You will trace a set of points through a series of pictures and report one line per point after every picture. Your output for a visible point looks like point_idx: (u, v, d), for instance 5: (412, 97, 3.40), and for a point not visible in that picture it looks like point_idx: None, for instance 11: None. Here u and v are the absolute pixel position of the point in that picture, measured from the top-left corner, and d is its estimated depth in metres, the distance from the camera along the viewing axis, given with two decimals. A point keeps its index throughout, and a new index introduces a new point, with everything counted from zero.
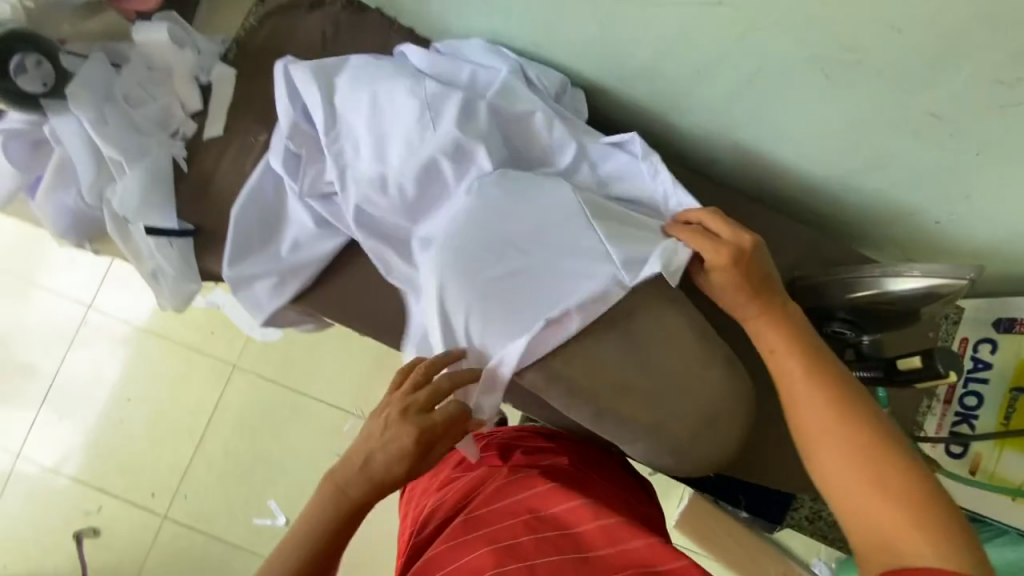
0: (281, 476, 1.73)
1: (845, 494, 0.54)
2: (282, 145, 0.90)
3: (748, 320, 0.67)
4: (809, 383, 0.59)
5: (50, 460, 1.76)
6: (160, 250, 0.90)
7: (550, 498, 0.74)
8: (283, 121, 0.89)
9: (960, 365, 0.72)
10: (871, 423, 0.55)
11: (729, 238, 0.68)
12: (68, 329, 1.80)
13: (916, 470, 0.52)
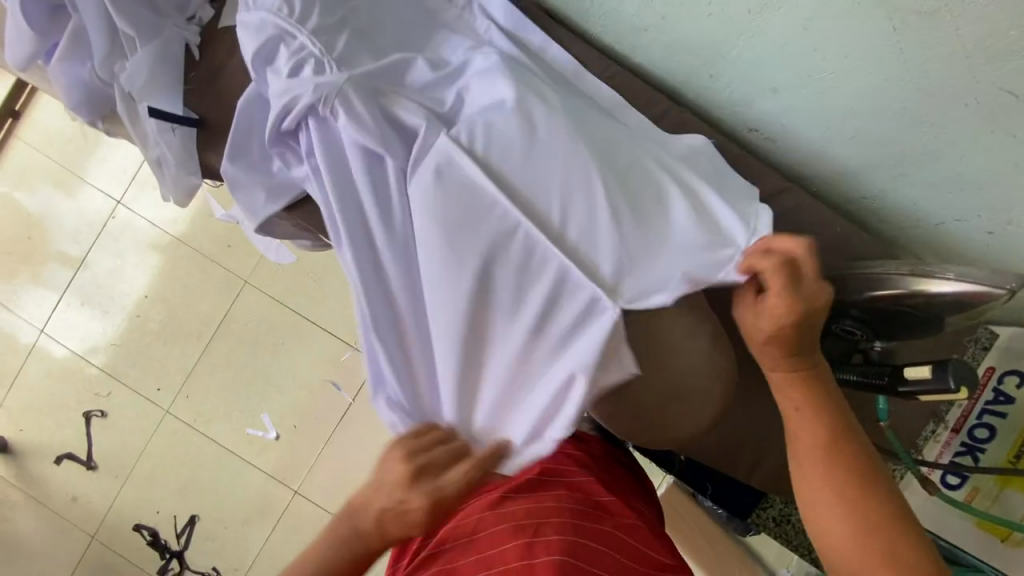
0: (278, 393, 1.80)
1: (815, 510, 0.58)
2: (267, 52, 0.80)
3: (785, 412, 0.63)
4: (838, 511, 0.56)
5: (71, 343, 1.85)
6: (161, 135, 0.89)
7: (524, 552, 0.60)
8: (285, 30, 0.79)
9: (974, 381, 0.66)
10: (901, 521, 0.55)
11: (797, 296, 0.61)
12: (98, 220, 1.87)
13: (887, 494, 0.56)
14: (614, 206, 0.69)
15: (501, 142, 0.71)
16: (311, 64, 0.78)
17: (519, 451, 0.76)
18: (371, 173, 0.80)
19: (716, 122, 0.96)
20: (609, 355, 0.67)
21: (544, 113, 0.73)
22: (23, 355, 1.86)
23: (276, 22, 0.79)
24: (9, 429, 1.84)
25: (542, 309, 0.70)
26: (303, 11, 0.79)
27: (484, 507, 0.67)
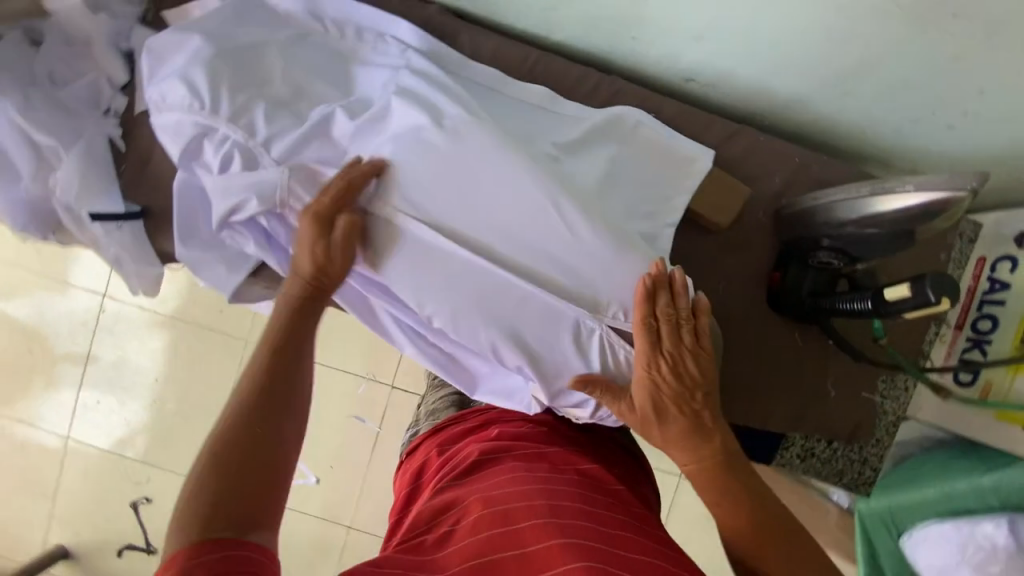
0: (305, 439, 1.83)
1: (756, 546, 0.63)
2: (192, 146, 0.78)
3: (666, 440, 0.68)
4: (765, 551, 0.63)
5: (99, 441, 1.89)
6: (110, 235, 0.88)
7: (515, 537, 0.64)
8: (205, 125, 0.76)
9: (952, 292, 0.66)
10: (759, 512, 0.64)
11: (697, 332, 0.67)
12: (89, 318, 1.89)
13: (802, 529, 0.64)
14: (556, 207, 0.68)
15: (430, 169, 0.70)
16: (239, 152, 0.76)
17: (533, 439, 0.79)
18: None
19: (652, 80, 0.93)
20: (602, 354, 0.70)
21: (465, 123, 0.71)
22: (56, 463, 1.90)
23: (193, 120, 0.76)
24: (65, 536, 1.89)
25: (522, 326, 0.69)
26: (213, 98, 0.75)
27: (497, 486, 0.70)
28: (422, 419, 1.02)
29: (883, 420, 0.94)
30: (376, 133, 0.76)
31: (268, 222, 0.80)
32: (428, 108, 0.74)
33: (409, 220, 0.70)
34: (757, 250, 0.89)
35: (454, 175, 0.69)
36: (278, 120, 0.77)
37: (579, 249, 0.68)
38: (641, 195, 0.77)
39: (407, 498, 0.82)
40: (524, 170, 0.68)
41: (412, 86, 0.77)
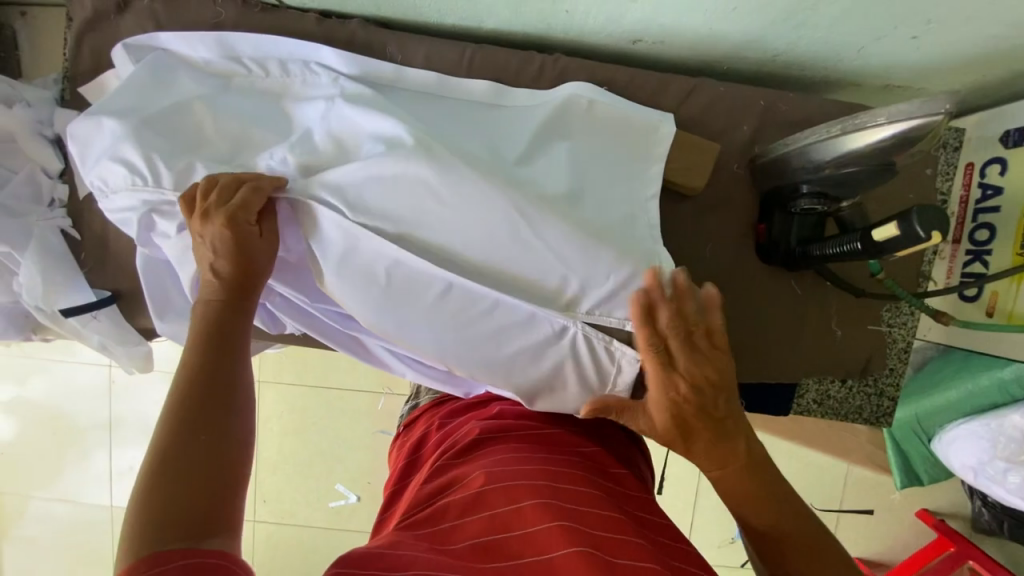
0: (338, 463, 1.86)
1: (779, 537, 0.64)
2: (143, 221, 0.73)
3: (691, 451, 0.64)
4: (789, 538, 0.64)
5: None
6: (88, 326, 0.87)
7: (516, 517, 0.63)
8: (152, 200, 0.72)
9: (942, 222, 0.64)
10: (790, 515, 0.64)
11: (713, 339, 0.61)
12: (102, 391, 1.90)
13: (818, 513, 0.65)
14: (513, 212, 0.63)
15: (376, 199, 0.65)
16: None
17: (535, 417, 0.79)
18: (292, 280, 0.77)
19: (597, 49, 0.88)
20: (590, 354, 0.65)
21: (401, 142, 0.66)
22: (107, 534, 1.95)
23: (139, 197, 0.72)
24: None
25: (511, 343, 0.66)
26: (152, 169, 0.71)
27: (500, 464, 0.70)
28: (423, 391, 1.02)
29: (894, 349, 0.93)
30: (316, 169, 0.71)
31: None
32: (374, 136, 0.69)
33: (370, 249, 0.65)
34: (741, 205, 0.85)
35: (417, 202, 0.64)
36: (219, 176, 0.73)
37: (549, 253, 0.64)
38: (613, 179, 0.73)
39: (402, 473, 0.83)
40: (484, 186, 0.64)
41: (346, 113, 0.73)
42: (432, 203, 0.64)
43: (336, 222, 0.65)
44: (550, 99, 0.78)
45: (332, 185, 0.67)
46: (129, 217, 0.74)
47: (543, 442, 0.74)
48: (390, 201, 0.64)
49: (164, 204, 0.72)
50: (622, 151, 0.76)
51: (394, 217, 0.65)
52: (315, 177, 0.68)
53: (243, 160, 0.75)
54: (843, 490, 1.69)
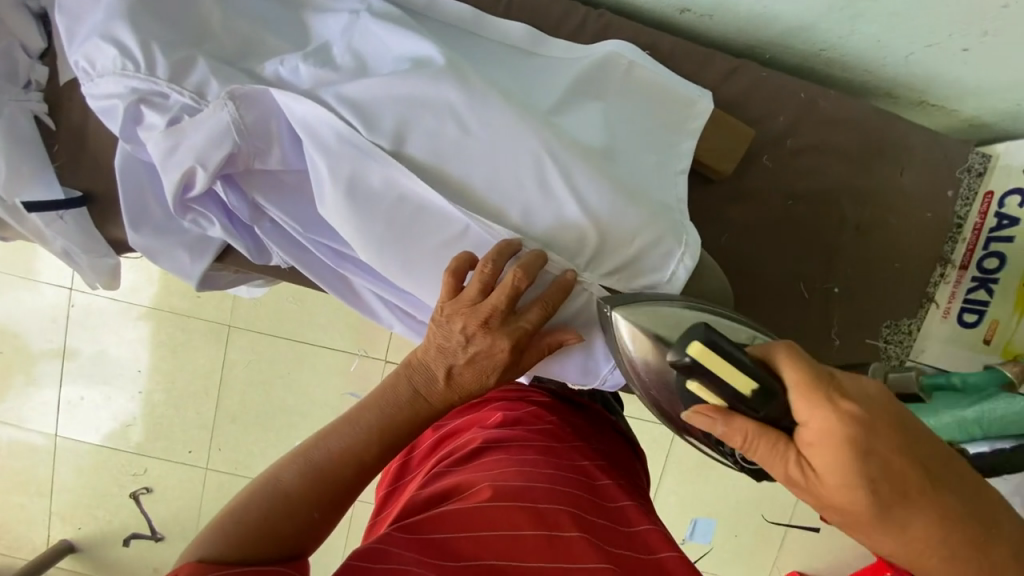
0: (302, 419, 1.80)
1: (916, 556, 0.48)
2: (129, 113, 0.66)
3: (890, 506, 0.46)
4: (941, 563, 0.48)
5: (88, 436, 1.84)
6: (52, 226, 0.79)
7: (517, 543, 0.64)
8: (142, 89, 0.65)
9: (715, 338, 0.55)
10: (992, 560, 0.48)
11: (857, 398, 0.47)
12: (59, 313, 1.79)
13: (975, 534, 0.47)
14: (542, 157, 0.59)
15: (394, 123, 0.60)
16: (187, 116, 0.65)
17: (536, 431, 0.82)
18: (291, 206, 0.72)
19: (643, 13, 0.84)
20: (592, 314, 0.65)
21: (429, 64, 0.61)
22: (48, 462, 1.85)
23: (127, 85, 0.65)
24: (68, 530, 1.88)
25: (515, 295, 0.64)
26: (148, 57, 0.65)
27: (502, 478, 0.71)
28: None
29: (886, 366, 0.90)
30: (330, 81, 0.65)
31: (225, 194, 0.71)
32: (401, 58, 0.64)
33: (379, 173, 0.60)
34: (762, 197, 0.83)
35: (437, 129, 0.60)
36: (221, 75, 0.66)
37: (573, 208, 0.60)
38: (644, 146, 0.70)
39: (397, 474, 0.86)
40: (514, 125, 0.60)
41: (372, 30, 0.67)
42: (453, 132, 0.60)
43: (342, 139, 0.60)
44: (589, 53, 0.74)
45: (342, 100, 0.61)
46: (113, 106, 0.66)
47: (544, 459, 0.76)
48: (406, 124, 0.60)
49: (153, 97, 0.65)
50: (657, 119, 0.73)
51: (412, 143, 0.60)
52: (332, 89, 0.63)
53: (254, 65, 0.68)
54: (794, 507, 1.73)
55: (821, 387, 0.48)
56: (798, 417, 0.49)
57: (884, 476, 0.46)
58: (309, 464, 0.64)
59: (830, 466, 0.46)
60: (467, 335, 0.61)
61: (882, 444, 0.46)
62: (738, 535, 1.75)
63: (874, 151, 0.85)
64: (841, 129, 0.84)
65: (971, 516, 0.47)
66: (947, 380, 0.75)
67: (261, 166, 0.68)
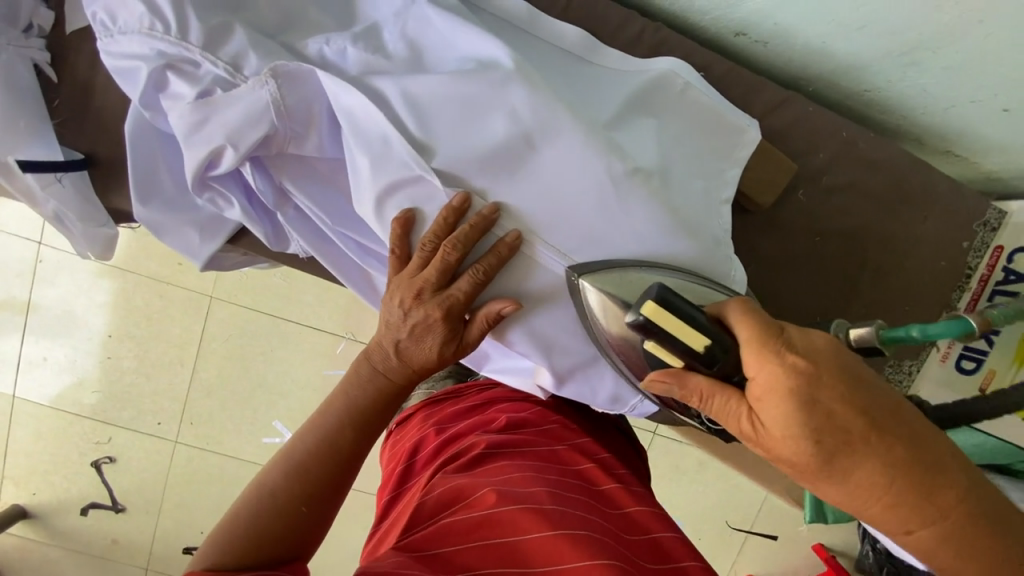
0: (281, 398, 1.75)
1: (863, 510, 0.45)
2: (153, 77, 0.60)
3: (834, 454, 0.44)
4: (888, 518, 0.45)
5: (49, 399, 1.74)
6: (46, 189, 0.72)
7: (529, 553, 0.63)
8: (170, 54, 0.59)
9: (667, 295, 0.54)
10: (949, 508, 0.43)
11: (803, 350, 0.46)
12: (25, 267, 1.66)
13: (933, 491, 0.43)
14: (601, 180, 0.60)
15: (458, 132, 0.59)
16: (219, 90, 0.60)
17: (542, 431, 0.80)
18: (322, 198, 0.67)
19: (696, 30, 0.83)
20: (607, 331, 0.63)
21: (494, 71, 0.59)
22: (3, 423, 1.74)
23: (154, 47, 0.59)
24: (21, 495, 1.78)
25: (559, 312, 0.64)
26: (179, 19, 0.59)
27: (510, 484, 0.70)
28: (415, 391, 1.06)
29: None
30: (382, 71, 0.61)
31: (251, 176, 0.66)
32: (462, 57, 0.62)
33: (425, 179, 0.59)
34: (789, 229, 0.84)
35: (497, 136, 0.59)
36: (260, 48, 0.61)
37: (627, 233, 0.61)
38: (693, 172, 0.68)
39: (400, 477, 0.81)
40: (575, 143, 0.59)
41: (430, 20, 0.63)
42: (513, 145, 0.59)
43: (393, 143, 0.59)
44: (645, 68, 0.71)
45: (402, 102, 0.59)
46: (135, 69, 0.60)
47: (551, 464, 0.75)
48: (466, 128, 0.59)
49: (181, 65, 0.60)
50: (707, 145, 0.72)
51: (471, 152, 0.59)
52: (387, 83, 0.60)
53: (296, 41, 0.63)
54: (756, 516, 1.79)
55: (768, 337, 0.47)
56: (746, 371, 0.48)
57: (826, 423, 0.44)
58: (289, 458, 0.64)
59: (775, 417, 0.45)
60: (405, 310, 0.62)
61: (826, 392, 0.44)
62: (702, 538, 1.80)
63: (901, 197, 0.86)
64: (873, 171, 0.85)
65: (922, 460, 0.43)
66: (905, 333, 0.59)
67: (295, 151, 0.64)
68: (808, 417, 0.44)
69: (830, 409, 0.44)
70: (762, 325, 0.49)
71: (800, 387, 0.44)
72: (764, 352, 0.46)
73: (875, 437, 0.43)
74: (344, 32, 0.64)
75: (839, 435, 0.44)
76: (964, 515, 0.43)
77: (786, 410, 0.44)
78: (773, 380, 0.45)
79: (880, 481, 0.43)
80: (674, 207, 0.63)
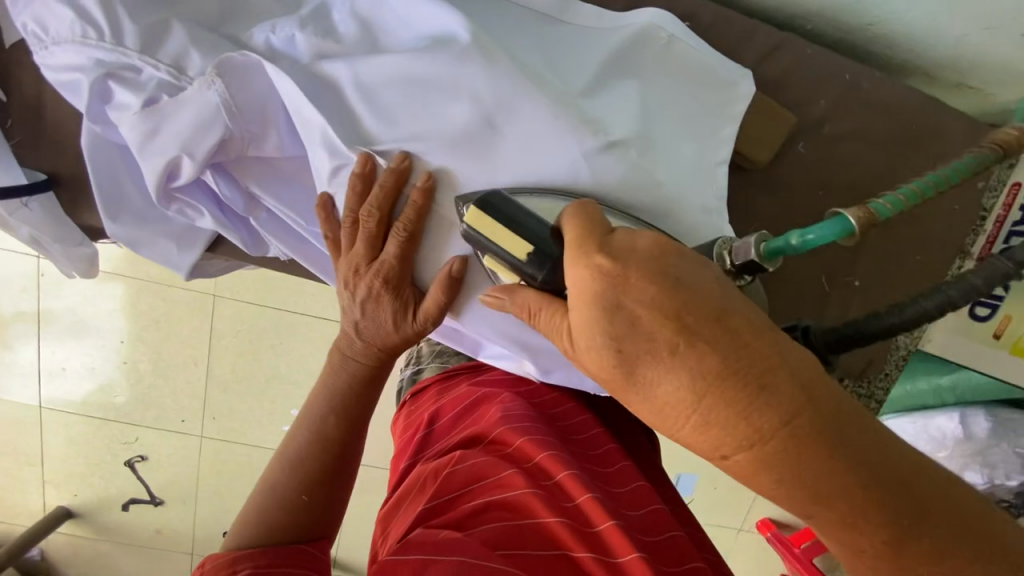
0: (296, 388, 1.78)
1: (690, 437, 0.38)
2: (95, 89, 0.57)
3: (644, 368, 0.38)
4: (706, 445, 0.37)
5: (74, 408, 1.79)
6: (15, 215, 0.70)
7: (546, 531, 0.64)
8: (109, 62, 0.56)
9: (497, 204, 0.50)
10: (776, 428, 0.36)
11: (620, 252, 0.40)
12: (28, 282, 1.67)
13: (744, 408, 0.36)
14: (576, 157, 0.56)
15: (420, 118, 0.55)
16: (165, 96, 0.56)
17: (560, 416, 0.79)
18: (292, 199, 0.65)
19: None
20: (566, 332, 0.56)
21: (453, 46, 0.54)
22: (34, 433, 1.80)
23: (91, 56, 0.56)
24: (64, 497, 1.87)
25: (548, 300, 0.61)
26: (112, 23, 0.55)
27: (529, 469, 0.70)
28: (426, 358, 1.01)
29: (894, 355, 0.92)
30: (335, 57, 0.57)
31: (215, 183, 0.63)
32: (419, 33, 0.57)
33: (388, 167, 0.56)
34: (790, 185, 0.80)
35: (460, 119, 0.55)
36: (203, 45, 0.56)
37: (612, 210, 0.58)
38: (681, 135, 0.64)
39: (417, 446, 0.82)
40: (548, 119, 0.55)
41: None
42: (475, 126, 0.55)
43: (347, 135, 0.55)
44: (622, 24, 0.65)
45: (355, 90, 0.55)
46: (76, 82, 0.57)
47: (569, 448, 0.74)
48: (426, 114, 0.55)
49: (121, 72, 0.56)
50: (695, 104, 0.67)
51: (434, 138, 0.55)
52: (337, 71, 0.55)
53: (241, 32, 0.59)
54: None
55: (598, 240, 0.41)
56: (568, 283, 0.42)
57: (630, 330, 0.38)
58: (296, 452, 0.66)
59: (584, 326, 0.40)
60: (350, 288, 0.62)
61: (637, 298, 0.38)
62: (718, 488, 1.81)
63: (910, 139, 0.81)
64: (879, 114, 0.79)
65: (739, 374, 0.36)
66: (785, 242, 0.49)
67: (256, 154, 0.61)
68: (617, 322, 0.38)
69: (645, 315, 0.37)
70: (599, 230, 0.42)
71: (609, 290, 0.39)
72: (591, 256, 0.40)
73: (677, 343, 0.37)
74: (291, 16, 0.59)
75: (653, 345, 0.37)
76: (765, 436, 0.36)
77: (596, 319, 0.39)
78: (587, 287, 0.40)
79: (699, 396, 0.36)
80: (660, 177, 0.59)
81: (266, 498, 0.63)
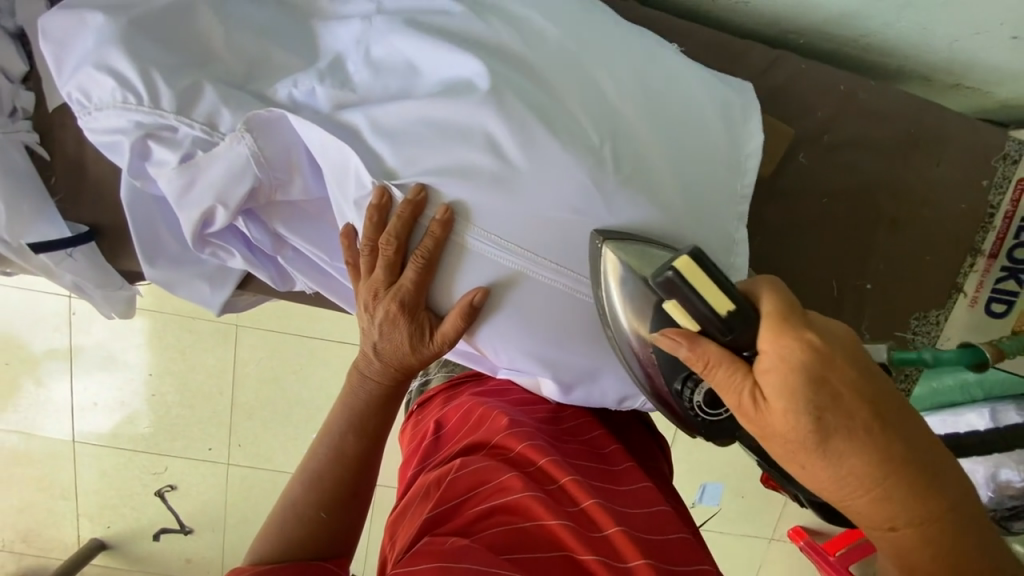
0: (319, 413, 1.82)
1: (859, 502, 0.45)
2: (136, 148, 0.62)
3: (843, 442, 0.43)
4: (871, 509, 0.45)
5: (106, 441, 1.85)
6: (61, 265, 0.75)
7: (547, 535, 0.64)
8: (147, 123, 0.60)
9: (702, 255, 0.51)
10: (931, 503, 0.44)
11: (824, 334, 0.45)
12: (61, 321, 1.75)
13: (915, 484, 0.44)
14: (581, 183, 0.59)
15: (432, 155, 0.59)
16: (199, 151, 0.61)
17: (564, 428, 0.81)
18: (315, 237, 0.69)
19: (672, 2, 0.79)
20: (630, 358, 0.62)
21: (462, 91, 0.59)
22: (68, 467, 1.86)
23: (131, 119, 0.60)
24: (98, 529, 1.91)
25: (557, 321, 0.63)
26: (149, 88, 0.59)
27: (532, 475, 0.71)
28: (433, 368, 1.05)
29: (912, 356, 0.91)
30: (352, 105, 0.61)
31: (247, 228, 0.68)
32: (430, 79, 0.61)
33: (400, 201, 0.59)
34: (793, 195, 0.81)
35: (471, 154, 0.59)
36: (232, 102, 0.61)
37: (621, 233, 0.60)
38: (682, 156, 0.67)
39: (426, 452, 0.84)
40: (555, 151, 0.59)
41: (394, 45, 0.63)
42: (485, 161, 0.59)
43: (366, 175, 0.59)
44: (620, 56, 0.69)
45: (371, 133, 0.59)
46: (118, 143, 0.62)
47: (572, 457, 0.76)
48: (439, 151, 0.59)
49: (159, 132, 0.61)
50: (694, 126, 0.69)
51: (446, 173, 0.59)
52: (354, 117, 0.60)
53: (267, 88, 0.63)
54: None
55: (799, 320, 0.46)
56: (759, 346, 0.46)
57: (834, 405, 0.43)
58: (310, 465, 0.69)
59: (779, 391, 0.43)
60: (369, 309, 0.65)
61: (841, 379, 0.44)
62: (744, 496, 1.79)
63: (909, 142, 0.82)
64: (876, 121, 0.81)
65: (914, 457, 0.44)
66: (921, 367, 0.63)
67: (284, 198, 0.65)
68: (823, 399, 0.43)
69: (848, 397, 0.43)
70: (795, 309, 0.47)
71: (817, 369, 0.43)
72: (794, 334, 0.45)
73: (874, 427, 0.43)
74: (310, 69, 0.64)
75: (852, 424, 0.43)
76: (927, 510, 0.44)
77: (802, 391, 0.43)
78: (791, 359, 0.44)
79: (883, 469, 0.43)
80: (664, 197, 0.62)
81: (282, 511, 0.66)
